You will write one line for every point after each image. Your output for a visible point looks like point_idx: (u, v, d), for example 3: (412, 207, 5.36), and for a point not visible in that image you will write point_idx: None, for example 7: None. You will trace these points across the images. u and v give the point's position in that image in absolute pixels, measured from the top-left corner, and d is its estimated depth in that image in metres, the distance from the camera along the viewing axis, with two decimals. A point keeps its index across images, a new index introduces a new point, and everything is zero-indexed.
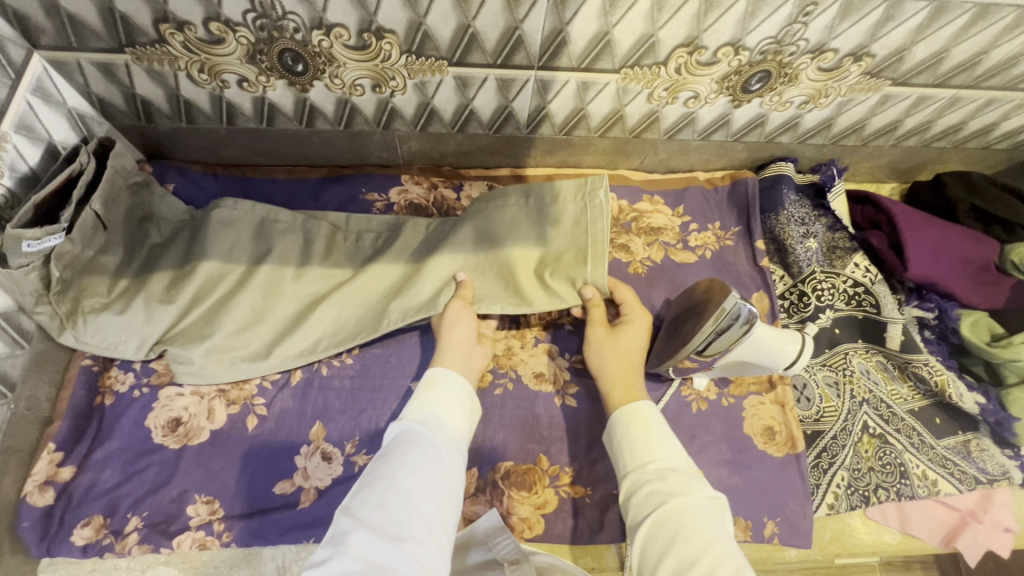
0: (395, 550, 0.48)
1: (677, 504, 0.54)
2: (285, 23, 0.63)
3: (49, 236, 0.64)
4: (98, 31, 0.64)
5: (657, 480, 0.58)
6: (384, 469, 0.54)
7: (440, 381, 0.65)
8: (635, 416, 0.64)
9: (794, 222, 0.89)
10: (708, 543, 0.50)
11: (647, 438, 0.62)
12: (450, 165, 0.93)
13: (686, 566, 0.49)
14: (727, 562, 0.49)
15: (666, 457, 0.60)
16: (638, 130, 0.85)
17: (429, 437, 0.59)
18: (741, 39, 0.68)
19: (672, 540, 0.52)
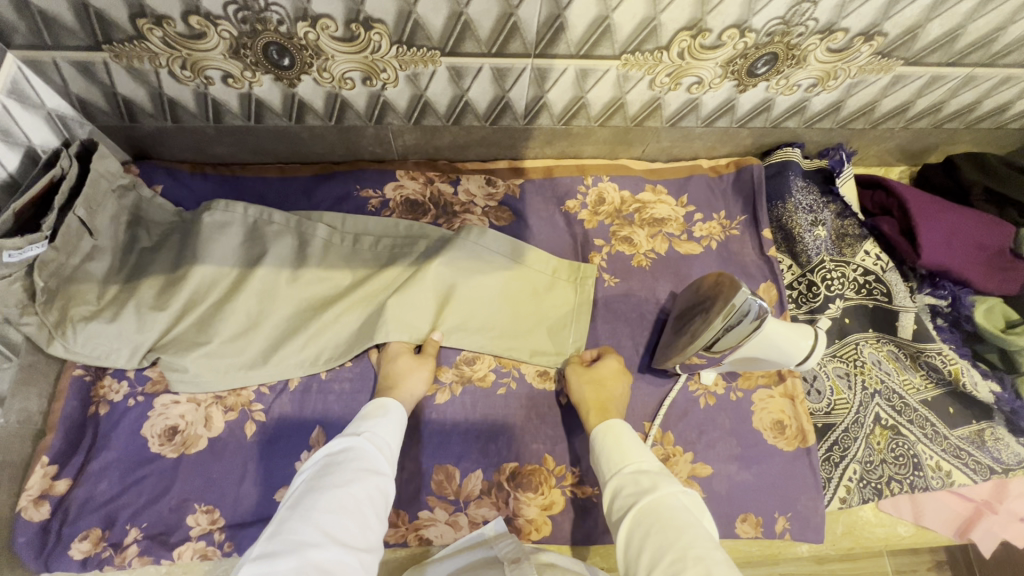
0: (343, 554, 0.47)
1: (649, 501, 0.52)
2: (268, 15, 0.60)
3: (30, 245, 0.62)
4: (72, 27, 0.60)
5: (630, 482, 0.55)
6: (336, 475, 0.53)
7: (389, 409, 0.63)
8: (610, 433, 0.61)
9: (803, 209, 0.86)
10: (680, 532, 0.48)
11: (619, 445, 0.59)
12: (445, 159, 0.90)
13: (663, 555, 0.47)
14: (697, 548, 0.46)
15: (639, 459, 0.57)
16: (639, 118, 0.82)
17: (377, 453, 0.57)
18: (747, 20, 0.65)
19: (646, 534, 0.49)
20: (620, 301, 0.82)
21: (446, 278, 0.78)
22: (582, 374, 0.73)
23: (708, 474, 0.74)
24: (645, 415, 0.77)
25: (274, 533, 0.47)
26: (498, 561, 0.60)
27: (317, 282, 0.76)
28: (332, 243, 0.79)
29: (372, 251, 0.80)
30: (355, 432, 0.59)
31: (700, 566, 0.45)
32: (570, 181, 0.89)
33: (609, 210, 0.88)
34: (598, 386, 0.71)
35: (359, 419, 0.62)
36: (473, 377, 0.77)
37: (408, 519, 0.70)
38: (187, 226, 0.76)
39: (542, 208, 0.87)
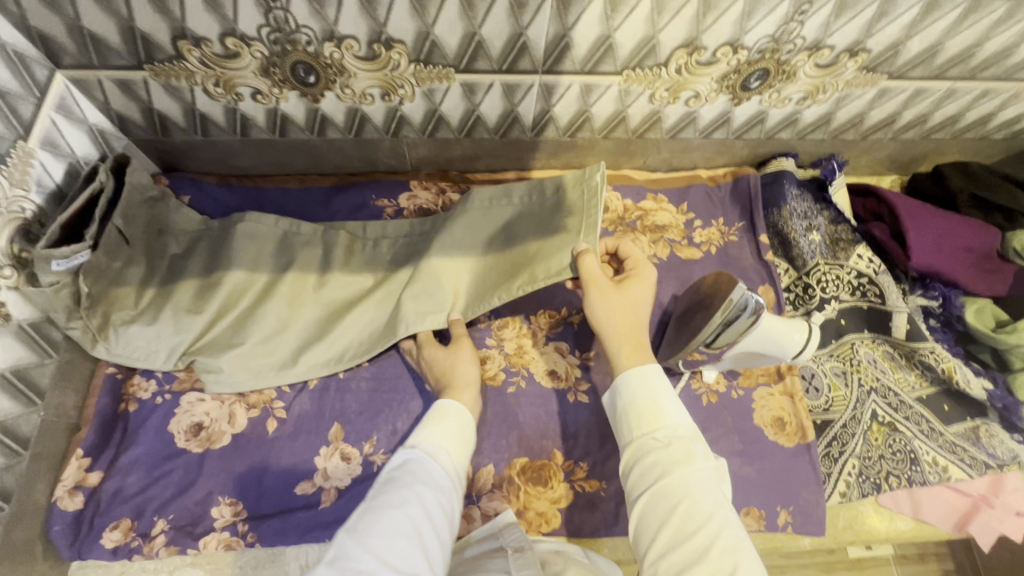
0: (404, 571, 0.48)
1: (679, 476, 0.54)
2: (298, 37, 0.65)
3: (77, 253, 0.66)
4: (118, 49, 0.66)
5: (660, 450, 0.56)
6: (392, 494, 0.55)
7: (450, 413, 0.66)
8: (644, 386, 0.61)
9: (797, 216, 0.90)
10: (708, 519, 0.51)
11: (649, 408, 0.59)
12: (456, 170, 0.95)
13: (686, 538, 0.51)
14: (723, 537, 0.50)
15: (671, 425, 0.58)
16: (641, 130, 0.87)
17: (432, 467, 0.60)
18: (740, 38, 0.70)
19: (672, 511, 0.52)
20: None
21: (456, 266, 0.78)
22: (609, 300, 0.69)
23: None
24: None
25: (336, 555, 0.49)
26: (503, 550, 0.64)
27: (335, 286, 0.80)
28: (350, 250, 0.83)
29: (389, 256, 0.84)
30: (408, 448, 0.62)
31: (727, 556, 0.49)
32: None
33: (613, 217, 0.92)
34: (627, 315, 0.68)
35: (414, 440, 0.63)
36: (485, 376, 0.81)
37: None
38: (214, 234, 0.80)
39: None
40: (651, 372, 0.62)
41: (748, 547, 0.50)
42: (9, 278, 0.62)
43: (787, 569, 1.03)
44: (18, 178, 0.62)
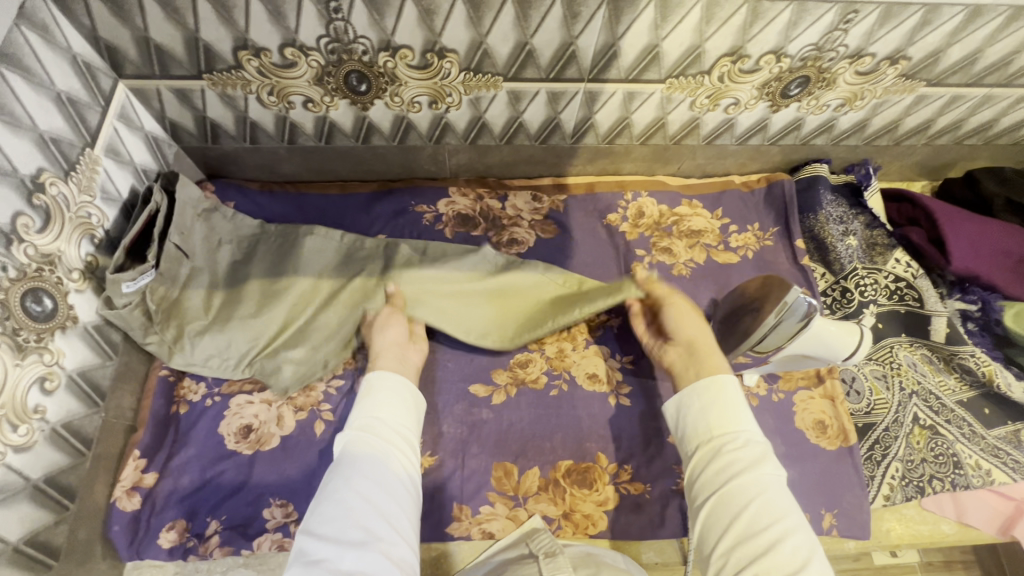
0: (364, 543, 0.50)
1: (753, 477, 0.55)
2: (355, 46, 0.67)
3: (142, 275, 0.69)
4: (181, 59, 0.67)
5: (734, 451, 0.57)
6: (340, 478, 0.55)
7: (376, 385, 0.65)
8: (721, 391, 0.62)
9: (833, 221, 0.91)
10: (781, 519, 0.52)
11: (718, 410, 0.61)
12: (494, 177, 0.96)
13: (756, 535, 0.51)
14: (794, 536, 0.51)
15: (745, 429, 0.59)
16: (678, 137, 0.88)
17: (383, 434, 0.60)
18: (784, 47, 0.71)
19: (744, 509, 0.53)
20: None
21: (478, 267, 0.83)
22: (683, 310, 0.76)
23: None
24: None
25: (297, 553, 0.49)
26: (532, 555, 0.64)
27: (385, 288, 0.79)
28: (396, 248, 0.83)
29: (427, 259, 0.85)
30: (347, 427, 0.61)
31: (799, 551, 0.50)
32: (610, 196, 0.95)
33: (648, 223, 0.93)
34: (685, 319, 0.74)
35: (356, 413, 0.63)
36: (527, 379, 0.82)
37: (470, 513, 0.74)
38: (260, 238, 0.81)
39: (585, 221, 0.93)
40: (729, 380, 0.63)
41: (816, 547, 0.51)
42: (79, 282, 0.62)
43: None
44: (87, 184, 0.64)
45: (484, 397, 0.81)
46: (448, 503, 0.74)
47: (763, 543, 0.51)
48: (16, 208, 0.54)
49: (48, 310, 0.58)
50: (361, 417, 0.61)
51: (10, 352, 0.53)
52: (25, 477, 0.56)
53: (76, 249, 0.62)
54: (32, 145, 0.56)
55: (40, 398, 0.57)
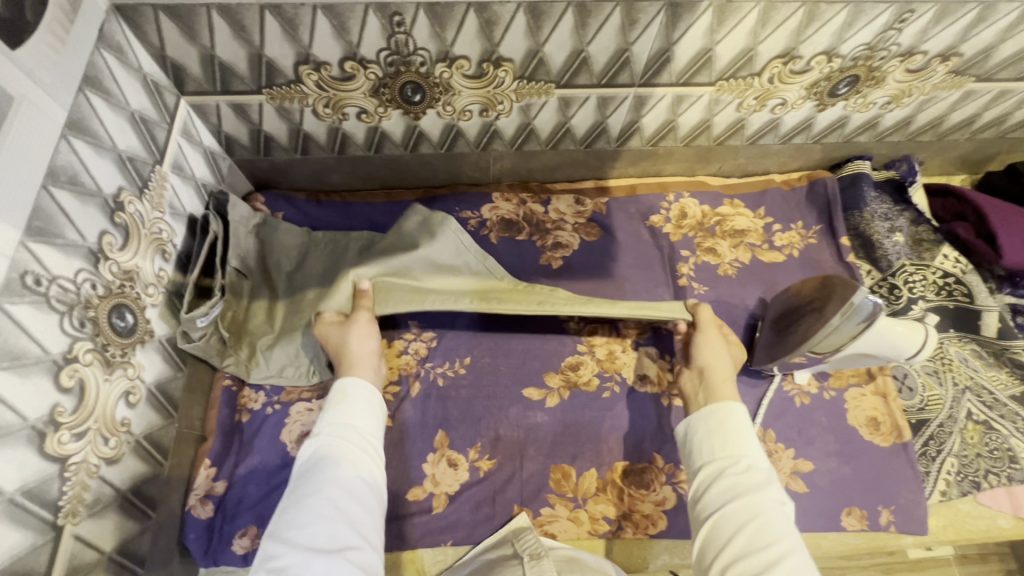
0: (332, 550, 0.50)
1: (756, 499, 0.55)
2: (413, 58, 0.68)
3: (212, 307, 0.69)
4: (242, 74, 0.68)
5: (737, 474, 0.58)
6: (313, 488, 0.54)
7: (349, 390, 0.63)
8: (722, 416, 0.64)
9: (879, 217, 0.91)
10: (778, 542, 0.52)
11: (726, 435, 0.62)
12: (536, 181, 0.97)
13: (755, 551, 0.52)
14: (792, 558, 0.51)
15: (752, 455, 0.60)
16: (722, 137, 0.88)
17: (357, 438, 0.59)
18: (837, 47, 0.71)
19: (741, 528, 0.54)
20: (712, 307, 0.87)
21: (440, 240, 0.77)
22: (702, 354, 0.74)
23: (809, 469, 0.78)
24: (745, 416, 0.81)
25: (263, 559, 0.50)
26: (517, 556, 0.64)
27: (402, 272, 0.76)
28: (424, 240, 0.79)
29: None
30: (317, 434, 0.59)
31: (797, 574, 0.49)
32: (653, 198, 0.95)
33: (692, 223, 0.94)
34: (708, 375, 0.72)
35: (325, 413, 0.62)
36: (579, 382, 0.82)
37: (532, 515, 0.75)
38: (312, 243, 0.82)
39: (628, 223, 0.94)
40: (736, 409, 0.64)
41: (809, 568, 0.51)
42: (154, 296, 0.64)
43: (849, 569, 1.05)
44: (158, 201, 0.65)
45: (538, 400, 0.81)
46: (508, 505, 0.75)
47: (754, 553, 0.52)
48: (102, 227, 0.55)
49: (130, 325, 0.59)
50: (332, 422, 0.60)
51: (102, 367, 0.54)
52: (115, 488, 0.57)
53: (150, 265, 0.63)
54: (113, 165, 0.58)
55: (126, 411, 0.59)
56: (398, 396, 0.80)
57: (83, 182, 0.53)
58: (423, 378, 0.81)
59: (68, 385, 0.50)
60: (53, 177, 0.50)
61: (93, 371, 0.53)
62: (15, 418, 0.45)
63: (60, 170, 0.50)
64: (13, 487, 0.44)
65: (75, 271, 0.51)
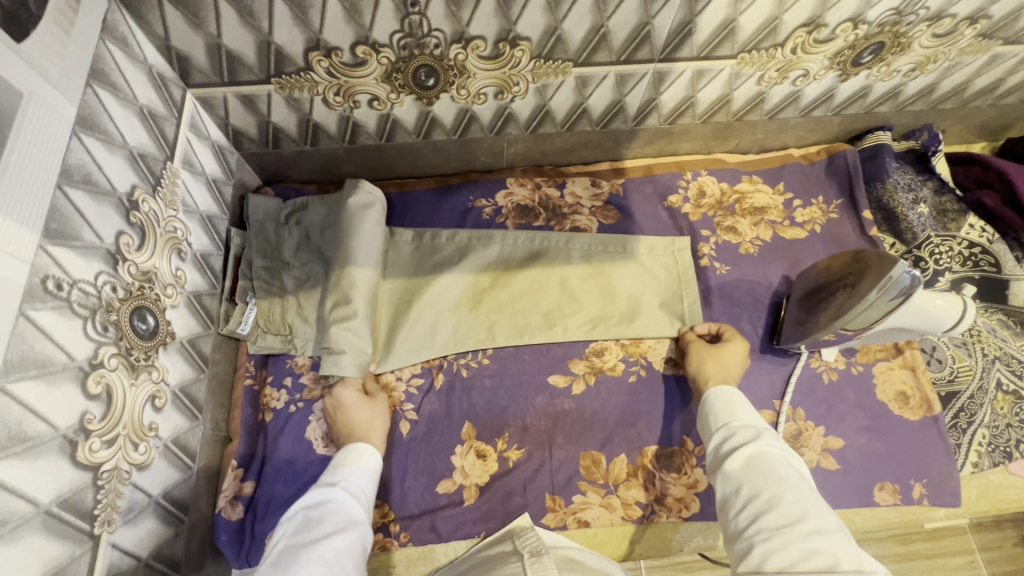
0: None
1: (756, 448, 0.57)
2: (427, 40, 0.65)
3: (248, 310, 0.73)
4: (250, 64, 0.66)
5: (740, 433, 0.60)
6: (318, 530, 0.57)
7: (363, 452, 0.68)
8: (719, 393, 0.68)
9: (902, 188, 0.90)
10: (783, 480, 0.53)
11: (730, 405, 0.65)
12: (550, 164, 0.95)
13: (763, 491, 0.53)
14: (797, 491, 0.52)
15: (747, 417, 0.63)
16: (741, 113, 0.86)
17: (352, 503, 0.62)
18: (863, 13, 0.69)
19: (750, 474, 0.55)
20: (734, 288, 0.86)
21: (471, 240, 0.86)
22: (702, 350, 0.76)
23: (840, 446, 0.78)
24: (773, 394, 0.81)
25: None
26: (518, 553, 0.63)
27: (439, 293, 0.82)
28: (432, 249, 0.85)
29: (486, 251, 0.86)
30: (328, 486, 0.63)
31: (798, 507, 0.50)
32: (670, 177, 0.93)
33: (711, 202, 0.92)
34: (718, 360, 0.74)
35: (334, 471, 0.66)
36: (604, 367, 0.81)
37: (564, 504, 0.75)
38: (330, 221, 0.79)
39: (646, 204, 0.92)
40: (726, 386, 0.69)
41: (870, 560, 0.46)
42: (173, 297, 0.62)
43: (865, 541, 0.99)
44: (171, 199, 0.63)
45: (564, 387, 0.80)
46: (540, 495, 0.75)
47: (785, 522, 0.49)
48: (119, 227, 0.53)
49: (152, 327, 0.57)
50: (339, 480, 0.64)
51: (127, 371, 0.53)
52: (147, 494, 0.56)
53: (167, 265, 0.61)
54: (125, 163, 0.55)
55: (153, 416, 0.57)
56: (424, 388, 0.79)
57: (97, 181, 0.51)
58: (446, 369, 0.80)
59: (95, 392, 0.48)
60: (67, 176, 0.48)
61: (119, 376, 0.51)
62: (46, 428, 0.43)
63: (73, 170, 0.48)
64: (48, 498, 0.43)
65: (95, 274, 0.50)
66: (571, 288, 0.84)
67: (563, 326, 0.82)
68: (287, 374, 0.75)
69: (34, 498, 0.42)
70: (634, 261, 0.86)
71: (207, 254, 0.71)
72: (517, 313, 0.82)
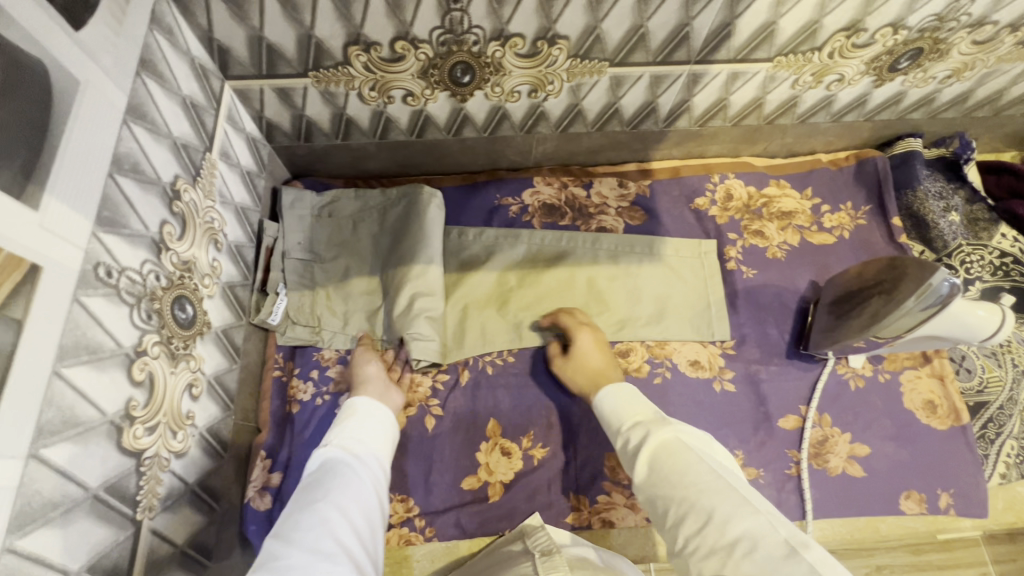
0: (331, 553, 0.47)
1: (653, 447, 0.54)
2: (467, 37, 0.65)
3: (277, 301, 0.75)
4: (290, 57, 0.66)
5: (634, 434, 0.57)
6: (316, 493, 0.52)
7: (361, 407, 0.63)
8: (612, 390, 0.63)
9: (932, 196, 0.89)
10: (687, 477, 0.49)
11: (618, 405, 0.61)
12: (577, 164, 0.95)
13: (675, 497, 0.49)
14: (704, 483, 0.48)
15: (631, 415, 0.59)
16: (773, 116, 0.86)
17: (352, 459, 0.57)
18: (904, 18, 0.69)
19: (659, 478, 0.51)
20: (761, 292, 0.86)
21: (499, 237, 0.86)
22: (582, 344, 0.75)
23: (866, 453, 0.77)
24: (799, 400, 0.80)
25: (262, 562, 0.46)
26: (528, 553, 0.62)
27: (471, 290, 0.83)
28: (459, 246, 0.86)
29: (513, 249, 0.86)
30: (326, 446, 0.59)
31: (706, 505, 0.47)
32: (697, 180, 0.93)
33: (738, 205, 0.91)
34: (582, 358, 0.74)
35: (333, 429, 0.61)
36: (629, 368, 0.81)
37: (588, 503, 0.75)
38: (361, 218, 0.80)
39: (672, 206, 0.92)
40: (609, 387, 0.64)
41: (799, 536, 0.43)
42: (210, 288, 0.63)
43: None
44: (209, 189, 0.63)
45: None
46: (565, 493, 0.75)
47: (700, 526, 0.46)
48: (163, 217, 0.54)
49: (191, 317, 0.58)
50: (340, 438, 0.59)
51: (168, 359, 0.53)
52: (184, 482, 0.56)
53: (205, 255, 0.62)
54: (169, 152, 0.56)
55: (190, 404, 0.57)
56: (450, 385, 0.79)
57: (144, 170, 0.52)
58: (471, 366, 0.80)
59: (140, 379, 0.49)
60: (117, 164, 0.48)
61: (161, 364, 0.52)
62: (96, 413, 0.44)
63: (123, 158, 0.49)
64: (97, 483, 0.44)
65: (140, 262, 0.50)
66: (597, 289, 0.84)
67: None
68: (314, 366, 0.75)
69: (84, 482, 0.42)
70: (661, 262, 0.86)
71: (240, 245, 0.71)
72: (545, 311, 0.83)
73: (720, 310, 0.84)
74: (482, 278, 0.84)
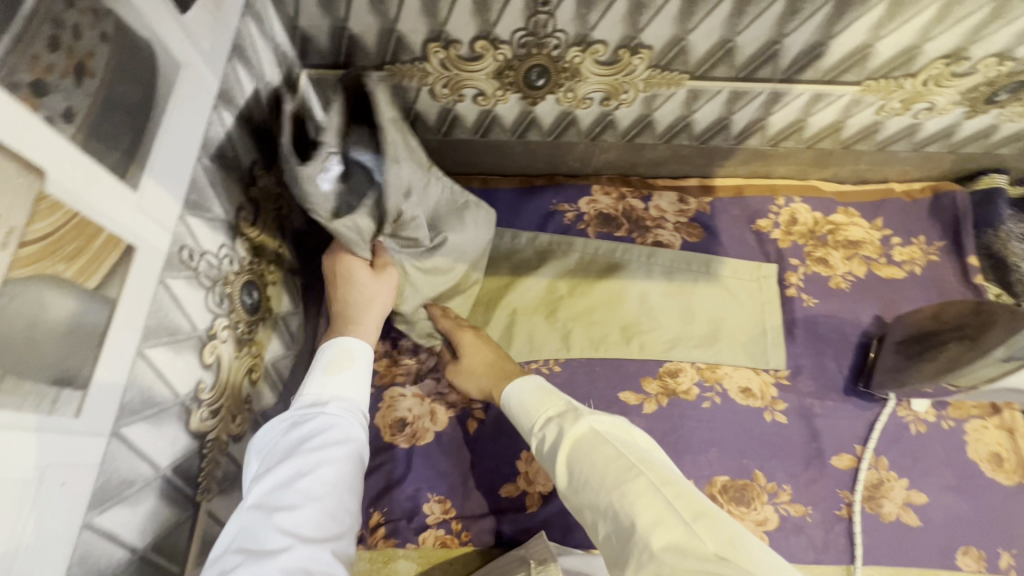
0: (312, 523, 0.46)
1: (572, 445, 0.52)
2: (549, 41, 0.64)
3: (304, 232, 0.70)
4: (370, 49, 0.66)
5: (552, 431, 0.55)
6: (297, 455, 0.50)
7: (346, 358, 0.60)
8: (526, 385, 0.61)
9: (1016, 238, 0.84)
10: (606, 480, 0.47)
11: (530, 400, 0.59)
12: (637, 175, 0.93)
13: (600, 505, 0.47)
14: (622, 485, 0.46)
15: (548, 408, 0.57)
16: (850, 141, 0.83)
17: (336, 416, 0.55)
18: (1013, 49, 0.65)
19: (583, 484, 0.49)
20: (823, 322, 0.83)
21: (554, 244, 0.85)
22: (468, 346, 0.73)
23: (924, 502, 0.74)
24: (854, 438, 0.77)
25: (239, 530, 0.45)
26: (526, 562, 0.64)
27: (521, 296, 0.83)
28: (513, 250, 0.85)
29: (568, 257, 0.85)
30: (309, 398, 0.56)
31: (627, 510, 0.45)
32: (760, 201, 0.90)
33: (802, 230, 0.88)
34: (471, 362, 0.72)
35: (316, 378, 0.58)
36: (678, 390, 0.77)
37: None
38: None
39: (733, 226, 0.89)
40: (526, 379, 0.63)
41: (725, 537, 0.41)
42: (274, 274, 0.63)
43: None
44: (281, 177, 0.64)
45: (634, 405, 0.76)
46: None
47: (627, 534, 0.44)
48: (239, 202, 0.54)
49: (256, 302, 0.58)
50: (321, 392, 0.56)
51: (234, 344, 0.53)
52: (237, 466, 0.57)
53: (272, 242, 0.62)
54: (249, 138, 0.56)
55: (248, 389, 0.58)
56: None
57: (227, 156, 0.52)
58: None
59: (208, 362, 0.49)
60: (205, 148, 0.48)
61: (228, 348, 0.52)
62: (170, 395, 0.44)
63: (211, 143, 0.49)
64: (165, 463, 0.44)
65: (217, 246, 0.50)
66: (649, 305, 0.82)
67: (640, 342, 0.80)
68: None
69: (154, 461, 0.43)
70: (718, 282, 0.84)
71: (303, 232, 0.72)
72: (595, 323, 0.81)
73: (776, 338, 0.81)
74: (535, 283, 0.83)
